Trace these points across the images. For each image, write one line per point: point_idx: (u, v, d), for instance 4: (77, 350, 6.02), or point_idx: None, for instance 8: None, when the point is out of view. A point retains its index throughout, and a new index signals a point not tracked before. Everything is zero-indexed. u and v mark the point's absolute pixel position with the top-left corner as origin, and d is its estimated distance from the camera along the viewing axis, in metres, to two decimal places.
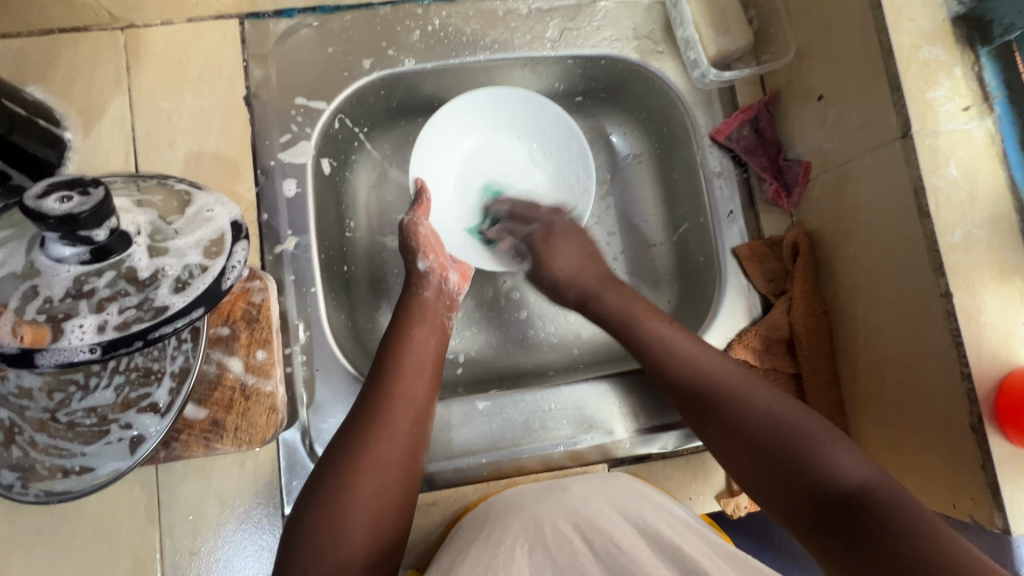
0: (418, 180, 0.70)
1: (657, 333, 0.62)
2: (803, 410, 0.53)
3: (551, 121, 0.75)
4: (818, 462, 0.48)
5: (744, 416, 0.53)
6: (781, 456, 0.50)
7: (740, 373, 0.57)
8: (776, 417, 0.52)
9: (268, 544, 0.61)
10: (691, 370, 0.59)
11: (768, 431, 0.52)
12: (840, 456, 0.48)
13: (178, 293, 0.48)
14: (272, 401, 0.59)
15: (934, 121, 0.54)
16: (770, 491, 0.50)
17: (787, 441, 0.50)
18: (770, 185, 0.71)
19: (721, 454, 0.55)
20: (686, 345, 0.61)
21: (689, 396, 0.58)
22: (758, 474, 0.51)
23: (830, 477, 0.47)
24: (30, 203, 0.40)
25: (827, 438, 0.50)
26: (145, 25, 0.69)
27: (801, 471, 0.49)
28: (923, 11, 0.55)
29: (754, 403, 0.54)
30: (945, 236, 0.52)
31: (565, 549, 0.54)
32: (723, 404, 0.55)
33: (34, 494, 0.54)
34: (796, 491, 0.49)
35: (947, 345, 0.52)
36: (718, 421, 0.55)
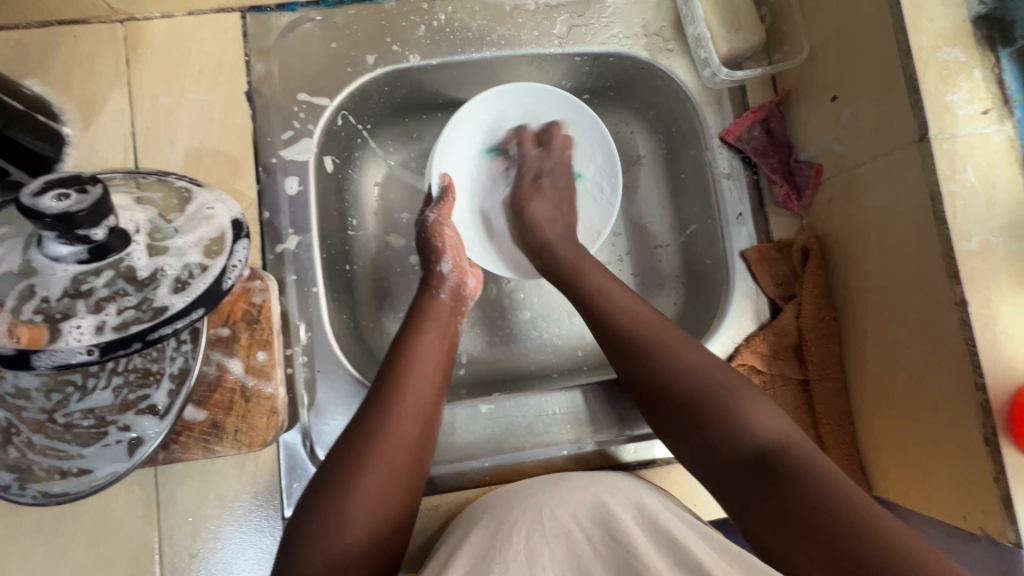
0: (446, 176, 0.71)
1: (597, 287, 0.62)
2: (726, 367, 0.54)
3: (589, 134, 0.75)
4: (736, 418, 0.50)
5: (671, 372, 0.54)
6: (703, 412, 0.51)
7: (673, 329, 0.57)
8: (701, 372, 0.53)
9: (268, 545, 0.60)
10: (625, 322, 0.58)
11: (693, 387, 0.53)
12: (759, 411, 0.51)
13: (178, 293, 0.47)
14: (273, 403, 0.58)
15: (952, 124, 0.52)
16: (688, 445, 0.53)
17: (708, 397, 0.52)
18: (780, 187, 0.69)
19: (645, 406, 0.56)
20: (624, 298, 0.60)
21: (618, 349, 0.58)
22: (676, 423, 0.53)
23: (744, 431, 0.50)
24: (26, 200, 0.39)
25: (747, 395, 0.52)
26: (145, 18, 0.68)
27: (721, 427, 0.50)
28: (942, 11, 0.54)
29: (682, 358, 0.55)
30: (961, 243, 0.51)
31: (564, 539, 0.51)
32: (652, 360, 0.55)
33: (31, 495, 0.53)
34: (713, 447, 0.51)
35: (961, 356, 0.51)
36: (644, 377, 0.55)
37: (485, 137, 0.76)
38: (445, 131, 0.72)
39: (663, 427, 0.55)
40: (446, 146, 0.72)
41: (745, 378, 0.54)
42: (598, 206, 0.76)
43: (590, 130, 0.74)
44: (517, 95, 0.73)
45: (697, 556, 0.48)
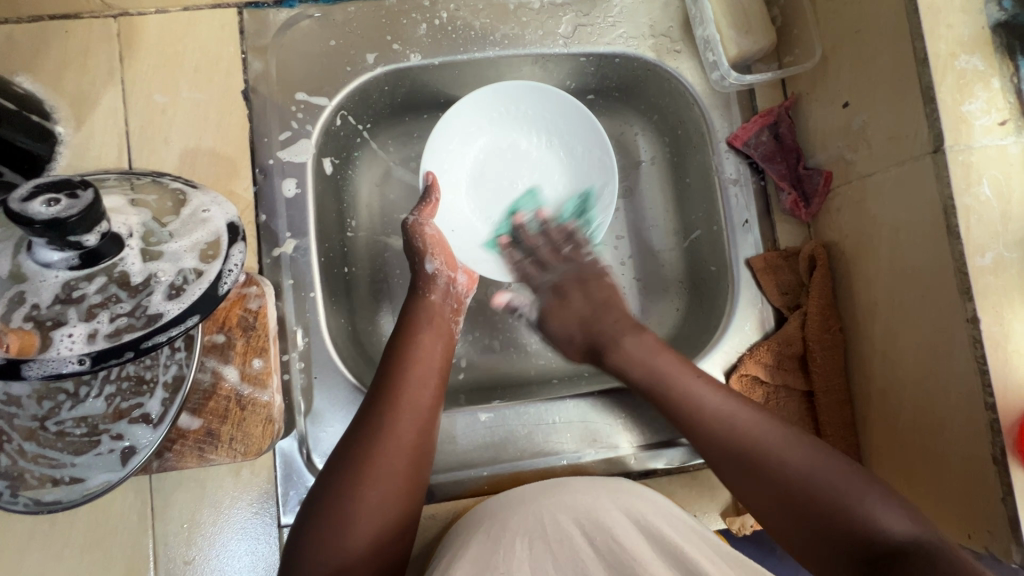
0: (431, 174, 0.67)
1: (693, 391, 0.59)
2: (841, 463, 0.53)
3: (560, 109, 0.72)
4: (862, 522, 0.49)
5: (783, 476, 0.53)
6: (830, 518, 0.50)
7: (777, 431, 0.55)
8: (817, 477, 0.52)
9: (265, 553, 0.60)
10: (728, 433, 0.56)
11: (811, 491, 0.51)
12: (889, 516, 0.48)
13: (173, 300, 0.46)
14: (269, 411, 0.58)
15: (968, 135, 0.51)
16: (822, 557, 0.50)
17: (831, 501, 0.50)
18: (788, 195, 0.68)
19: (761, 514, 0.54)
20: (720, 403, 0.58)
21: (722, 459, 0.56)
22: (806, 537, 0.51)
23: (879, 538, 0.47)
24: (14, 206, 0.38)
25: (870, 491, 0.50)
26: (139, 13, 0.66)
27: (851, 532, 0.49)
28: (961, 16, 0.52)
29: (791, 460, 0.53)
30: (974, 258, 0.50)
31: (567, 546, 0.53)
32: (760, 466, 0.54)
33: (23, 503, 0.52)
34: (844, 555, 0.49)
35: (972, 373, 0.50)
36: (756, 484, 0.54)
37: (478, 138, 0.74)
38: (433, 132, 0.69)
39: (789, 540, 0.53)
40: (434, 150, 0.70)
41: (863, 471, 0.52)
42: (602, 195, 0.73)
43: (565, 108, 0.71)
44: (508, 97, 0.71)
45: (694, 559, 0.51)
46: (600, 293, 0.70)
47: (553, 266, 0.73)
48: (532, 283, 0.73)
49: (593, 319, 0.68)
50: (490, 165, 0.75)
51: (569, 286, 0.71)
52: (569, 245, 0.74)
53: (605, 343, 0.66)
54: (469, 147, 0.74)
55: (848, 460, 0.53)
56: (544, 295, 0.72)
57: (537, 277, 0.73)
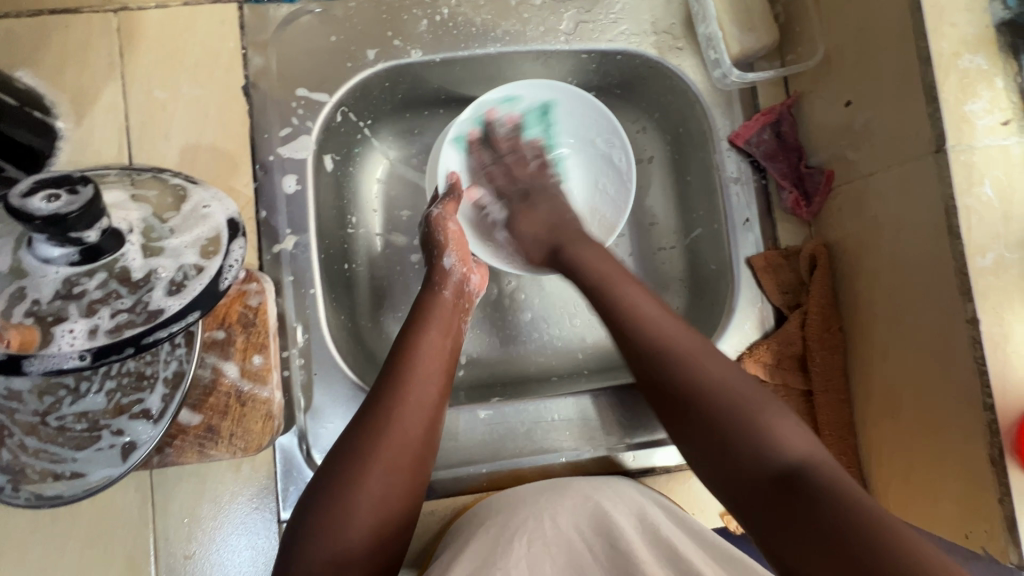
0: (454, 174, 0.70)
1: (630, 297, 0.56)
2: (755, 384, 0.49)
3: (588, 120, 0.73)
4: (768, 439, 0.45)
5: (704, 387, 0.48)
6: (734, 432, 0.46)
7: (701, 344, 0.52)
8: (732, 391, 0.48)
9: (264, 548, 0.60)
10: (652, 338, 0.52)
11: (721, 404, 0.47)
12: (792, 438, 0.45)
13: (173, 296, 0.46)
14: (269, 407, 0.58)
15: (971, 136, 0.51)
16: (716, 471, 0.47)
17: (738, 415, 0.46)
18: (789, 193, 0.68)
19: (669, 424, 0.50)
20: (655, 311, 0.55)
21: (640, 364, 0.52)
22: (706, 452, 0.47)
23: (774, 456, 0.44)
24: (15, 201, 0.38)
25: (782, 413, 0.47)
26: (139, 8, 0.66)
27: (751, 453, 0.45)
28: (965, 15, 0.52)
29: (710, 371, 0.49)
30: (974, 259, 0.49)
31: (566, 550, 0.52)
32: (677, 374, 0.50)
33: (24, 497, 0.52)
34: (739, 471, 0.45)
35: (972, 375, 0.50)
36: (672, 393, 0.50)
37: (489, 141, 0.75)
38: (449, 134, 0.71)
39: (687, 451, 0.49)
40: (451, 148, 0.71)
41: (773, 396, 0.49)
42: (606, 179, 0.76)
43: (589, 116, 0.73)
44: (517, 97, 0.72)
45: (692, 560, 0.51)
46: (563, 210, 0.70)
47: (524, 180, 0.73)
48: (503, 188, 0.73)
49: (560, 225, 0.68)
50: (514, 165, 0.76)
51: (535, 196, 0.71)
52: (536, 163, 0.74)
53: (561, 244, 0.65)
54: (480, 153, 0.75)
55: (760, 383, 0.50)
56: (514, 200, 0.72)
57: (505, 187, 0.73)
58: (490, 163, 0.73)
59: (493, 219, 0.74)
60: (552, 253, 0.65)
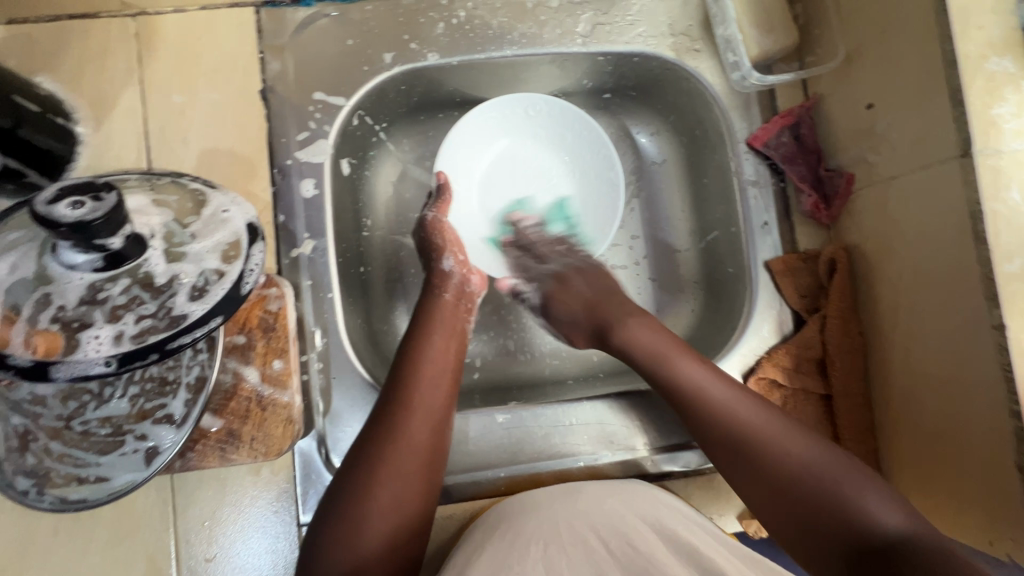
0: (443, 175, 0.68)
1: (691, 377, 0.57)
2: (836, 455, 0.51)
3: (560, 117, 0.74)
4: (860, 516, 0.47)
5: (784, 469, 0.51)
6: (829, 514, 0.48)
7: (775, 422, 0.53)
8: (814, 470, 0.50)
9: (283, 551, 0.60)
10: (725, 422, 0.54)
11: (813, 488, 0.49)
12: (883, 509, 0.47)
13: (196, 301, 0.46)
14: (289, 412, 0.58)
15: (998, 139, 0.50)
16: (813, 549, 0.49)
17: (833, 497, 0.48)
18: (809, 196, 0.67)
19: (757, 505, 0.53)
20: (720, 390, 0.56)
21: (721, 447, 0.54)
22: (802, 532, 0.50)
23: (871, 529, 0.46)
24: (41, 209, 0.38)
25: (868, 485, 0.49)
26: (157, 12, 0.66)
27: (848, 531, 0.47)
28: (992, 17, 0.51)
29: (791, 449, 0.51)
30: (1001, 264, 0.49)
31: (583, 549, 0.52)
32: (760, 456, 0.52)
33: (49, 501, 0.53)
34: (842, 552, 0.47)
35: (998, 382, 0.49)
36: (756, 475, 0.52)
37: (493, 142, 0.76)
38: (452, 132, 0.71)
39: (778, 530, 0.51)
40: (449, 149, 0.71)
41: (865, 469, 0.50)
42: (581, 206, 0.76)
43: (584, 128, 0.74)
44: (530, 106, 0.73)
45: (710, 559, 0.50)
46: (602, 283, 0.67)
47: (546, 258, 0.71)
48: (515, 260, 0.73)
49: (601, 300, 0.66)
50: (497, 177, 0.77)
51: (569, 273, 0.69)
52: (562, 246, 0.72)
53: (607, 325, 0.64)
54: (484, 153, 0.75)
55: (848, 455, 0.51)
56: (545, 280, 0.69)
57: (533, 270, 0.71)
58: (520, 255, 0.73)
59: (531, 302, 0.70)
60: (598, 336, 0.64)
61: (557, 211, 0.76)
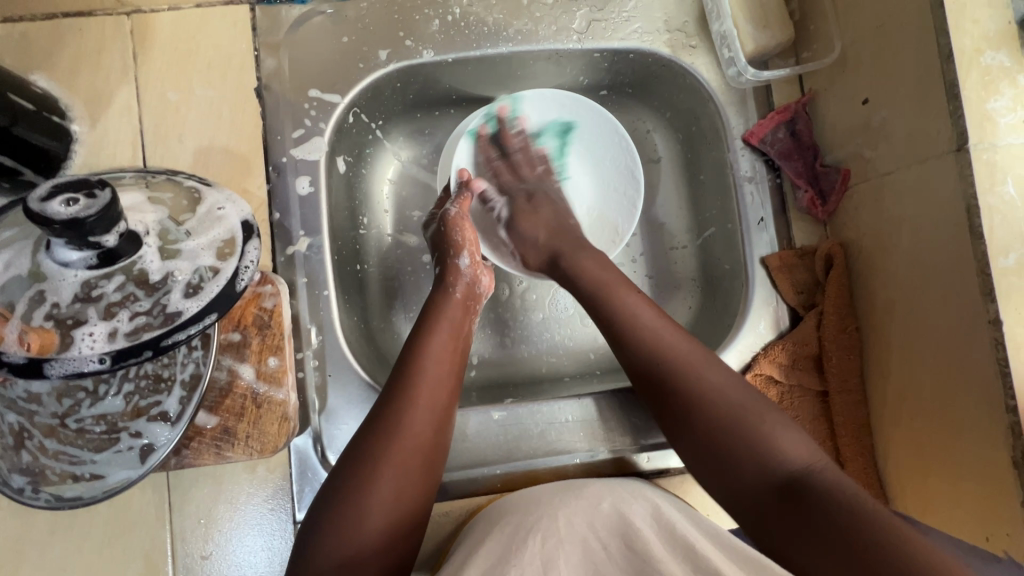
0: (464, 171, 0.70)
1: (629, 308, 0.59)
2: (750, 389, 0.53)
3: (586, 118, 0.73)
4: (766, 447, 0.49)
5: (702, 397, 0.52)
6: (736, 441, 0.50)
7: (700, 355, 0.55)
8: (729, 399, 0.52)
9: (279, 548, 0.60)
10: (653, 350, 0.56)
11: (726, 418, 0.51)
12: (787, 441, 0.49)
13: (191, 298, 0.46)
14: (285, 409, 0.58)
15: (993, 134, 0.50)
16: (718, 476, 0.51)
17: (741, 426, 0.50)
18: (805, 192, 0.67)
19: (673, 434, 0.54)
20: (653, 320, 0.58)
21: (646, 375, 0.56)
22: (708, 459, 0.51)
23: (775, 459, 0.48)
24: (34, 205, 0.38)
25: (778, 420, 0.51)
26: (152, 10, 0.66)
27: (753, 459, 0.49)
28: (988, 11, 0.51)
29: (711, 379, 0.53)
30: (997, 259, 0.49)
31: (581, 547, 0.51)
32: (682, 385, 0.53)
33: (44, 498, 0.53)
34: (742, 479, 0.49)
35: (993, 377, 0.49)
36: (675, 402, 0.54)
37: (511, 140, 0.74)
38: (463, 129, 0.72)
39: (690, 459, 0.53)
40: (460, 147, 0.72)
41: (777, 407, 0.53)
42: (625, 185, 0.74)
43: (604, 132, 0.73)
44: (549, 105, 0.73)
45: (709, 558, 0.48)
46: (567, 217, 0.71)
47: (527, 178, 0.74)
48: (506, 185, 0.73)
49: (561, 230, 0.69)
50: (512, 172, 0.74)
51: (540, 197, 0.72)
52: (543, 166, 0.75)
53: (558, 253, 0.66)
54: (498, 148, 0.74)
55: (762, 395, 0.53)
56: (518, 199, 0.72)
57: (507, 182, 0.73)
58: (496, 160, 0.74)
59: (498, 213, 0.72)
60: (553, 262, 0.66)
61: (556, 129, 0.74)
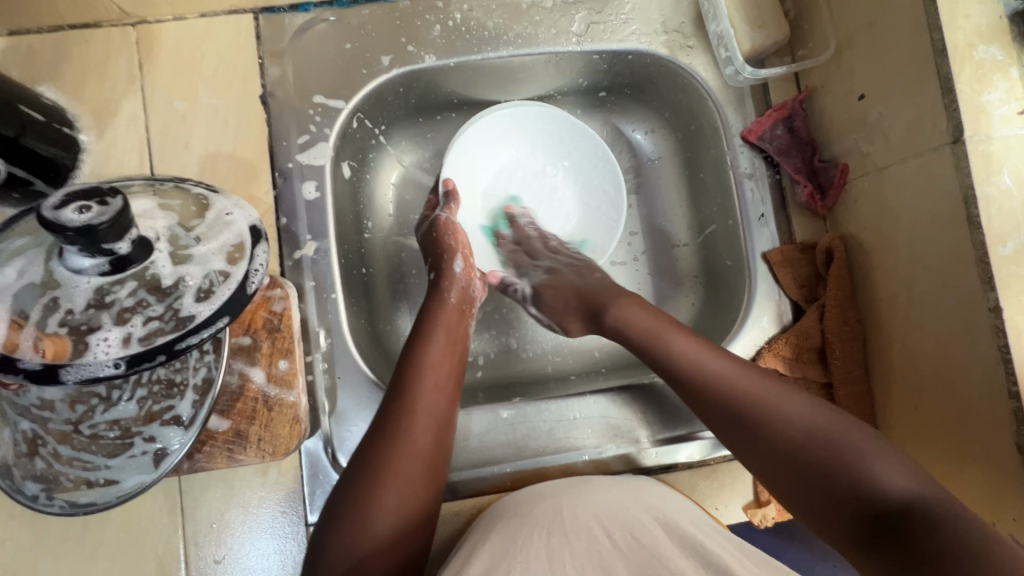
0: (451, 181, 0.70)
1: (683, 351, 0.57)
2: (839, 419, 0.49)
3: (562, 131, 0.75)
4: (867, 481, 0.45)
5: (782, 437, 0.49)
6: (832, 481, 0.46)
7: (771, 389, 0.52)
8: (813, 435, 0.48)
9: (292, 551, 0.61)
10: (719, 390, 0.53)
11: (812, 448, 0.48)
12: (888, 472, 0.45)
13: (203, 301, 0.46)
14: (296, 412, 0.59)
15: (987, 126, 0.51)
16: (823, 518, 0.47)
17: (832, 460, 0.47)
18: (804, 188, 0.68)
19: (764, 476, 0.51)
20: (711, 360, 0.56)
21: (720, 418, 0.53)
22: (809, 499, 0.48)
23: (878, 495, 0.44)
24: (47, 214, 0.39)
25: (873, 449, 0.47)
26: (157, 21, 0.67)
27: (854, 495, 0.45)
28: (978, 7, 0.52)
29: (788, 416, 0.50)
30: (995, 248, 0.50)
31: (588, 539, 0.52)
32: (757, 424, 0.51)
33: (59, 505, 0.53)
34: (848, 519, 0.45)
35: (995, 363, 0.50)
36: (756, 444, 0.51)
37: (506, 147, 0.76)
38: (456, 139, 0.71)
39: (788, 499, 0.50)
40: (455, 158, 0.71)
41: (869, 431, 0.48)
42: (607, 208, 0.76)
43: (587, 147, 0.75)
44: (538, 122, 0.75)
45: (719, 558, 0.50)
46: (590, 272, 0.69)
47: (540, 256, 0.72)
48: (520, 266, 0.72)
49: (588, 289, 0.66)
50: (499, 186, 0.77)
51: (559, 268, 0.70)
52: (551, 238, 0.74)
53: (602, 305, 0.64)
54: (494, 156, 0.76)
55: (846, 414, 0.50)
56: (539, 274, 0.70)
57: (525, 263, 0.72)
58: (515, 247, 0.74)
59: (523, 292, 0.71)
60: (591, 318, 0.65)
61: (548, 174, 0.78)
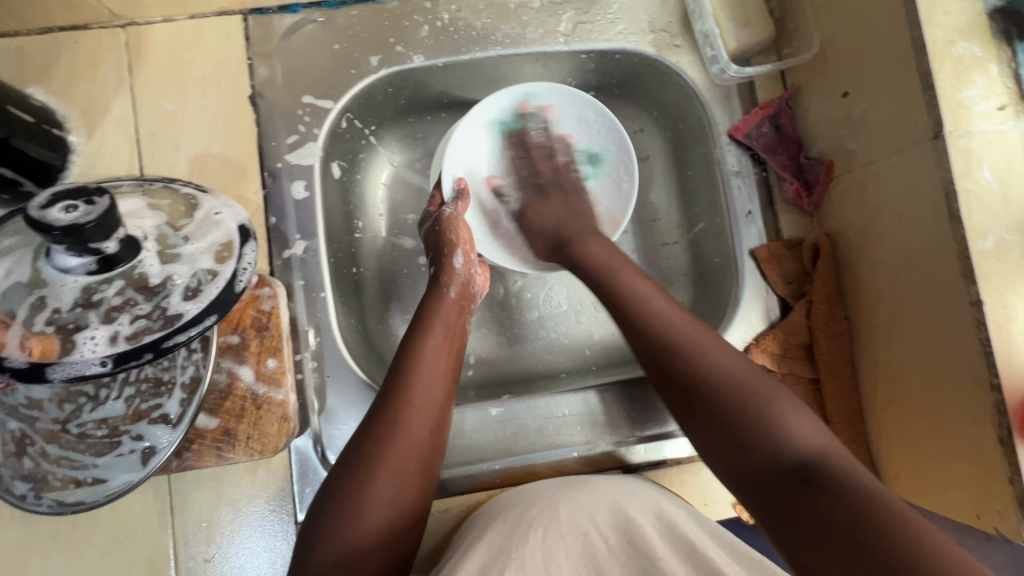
0: (463, 180, 0.71)
1: (634, 289, 0.57)
2: (762, 373, 0.49)
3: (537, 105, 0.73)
4: (773, 429, 0.44)
5: (706, 375, 0.49)
6: (742, 424, 0.45)
7: (709, 334, 0.52)
8: (737, 380, 0.48)
9: (281, 549, 0.61)
10: (659, 325, 0.53)
11: (728, 391, 0.47)
12: (797, 426, 0.45)
13: (191, 300, 0.46)
14: (284, 410, 0.59)
15: (967, 121, 0.51)
16: (726, 461, 0.46)
17: (745, 405, 0.46)
18: (790, 184, 0.69)
19: (679, 414, 0.50)
20: (660, 300, 0.56)
21: (649, 350, 0.52)
22: (717, 441, 0.47)
23: (782, 445, 0.44)
24: (34, 213, 0.39)
25: (789, 405, 0.46)
26: (146, 23, 0.67)
27: (762, 441, 0.44)
28: (957, 4, 0.53)
29: (717, 358, 0.50)
30: (976, 242, 0.50)
31: (580, 539, 0.52)
32: (684, 358, 0.50)
33: (47, 504, 0.53)
34: (751, 465, 0.44)
35: (976, 356, 0.50)
36: (677, 380, 0.50)
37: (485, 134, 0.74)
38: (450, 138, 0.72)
39: (698, 441, 0.48)
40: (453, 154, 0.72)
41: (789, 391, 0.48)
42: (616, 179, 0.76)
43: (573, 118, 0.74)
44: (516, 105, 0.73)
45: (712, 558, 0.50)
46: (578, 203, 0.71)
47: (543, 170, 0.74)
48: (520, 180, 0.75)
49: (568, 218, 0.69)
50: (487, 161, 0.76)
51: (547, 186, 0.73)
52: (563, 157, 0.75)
53: (567, 239, 0.67)
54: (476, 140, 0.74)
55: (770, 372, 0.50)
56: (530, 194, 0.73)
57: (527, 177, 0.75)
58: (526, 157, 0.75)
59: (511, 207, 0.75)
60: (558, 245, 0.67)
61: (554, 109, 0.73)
